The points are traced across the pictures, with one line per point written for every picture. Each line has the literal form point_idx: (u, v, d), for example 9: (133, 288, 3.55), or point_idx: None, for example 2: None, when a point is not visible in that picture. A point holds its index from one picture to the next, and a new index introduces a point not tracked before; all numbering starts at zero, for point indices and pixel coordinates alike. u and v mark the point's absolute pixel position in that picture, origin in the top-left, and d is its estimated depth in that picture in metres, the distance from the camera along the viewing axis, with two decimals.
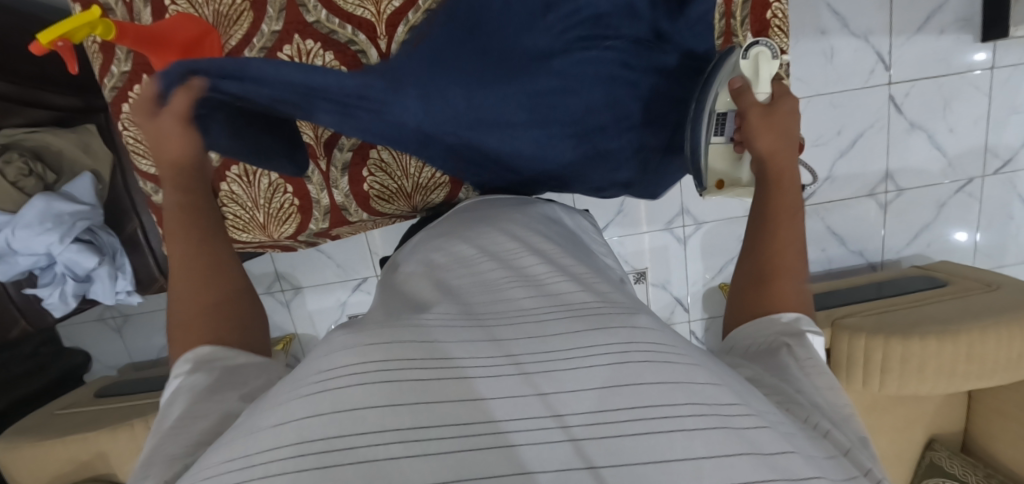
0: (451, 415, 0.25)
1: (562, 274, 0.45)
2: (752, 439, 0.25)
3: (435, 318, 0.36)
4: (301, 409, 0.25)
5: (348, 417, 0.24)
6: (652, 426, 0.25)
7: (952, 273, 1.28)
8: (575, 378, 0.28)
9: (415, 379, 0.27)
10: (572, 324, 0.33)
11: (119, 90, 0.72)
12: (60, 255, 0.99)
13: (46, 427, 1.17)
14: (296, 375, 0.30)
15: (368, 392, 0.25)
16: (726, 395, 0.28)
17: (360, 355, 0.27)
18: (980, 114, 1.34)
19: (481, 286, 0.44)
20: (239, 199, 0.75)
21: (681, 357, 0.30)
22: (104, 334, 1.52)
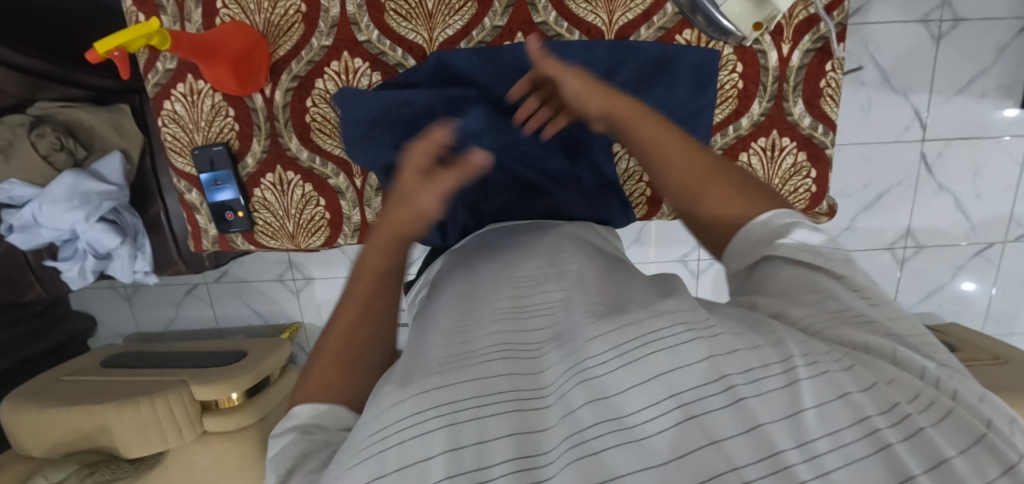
0: (508, 447, 0.30)
1: (570, 278, 0.47)
2: (813, 387, 0.28)
3: (459, 351, 0.40)
4: (383, 469, 0.30)
5: (417, 470, 0.29)
6: (716, 401, 0.28)
7: (962, 338, 1.27)
8: (614, 383, 0.31)
9: (474, 422, 0.31)
10: (612, 320, 0.35)
11: (162, 87, 0.71)
12: (85, 233, 1.00)
13: (51, 392, 1.19)
14: (361, 433, 0.34)
15: (432, 440, 0.30)
16: (771, 355, 0.31)
17: (417, 412, 0.32)
18: (1010, 183, 1.33)
19: (496, 300, 0.47)
20: (271, 206, 0.75)
21: (731, 337, 0.33)
22: (114, 301, 1.53)
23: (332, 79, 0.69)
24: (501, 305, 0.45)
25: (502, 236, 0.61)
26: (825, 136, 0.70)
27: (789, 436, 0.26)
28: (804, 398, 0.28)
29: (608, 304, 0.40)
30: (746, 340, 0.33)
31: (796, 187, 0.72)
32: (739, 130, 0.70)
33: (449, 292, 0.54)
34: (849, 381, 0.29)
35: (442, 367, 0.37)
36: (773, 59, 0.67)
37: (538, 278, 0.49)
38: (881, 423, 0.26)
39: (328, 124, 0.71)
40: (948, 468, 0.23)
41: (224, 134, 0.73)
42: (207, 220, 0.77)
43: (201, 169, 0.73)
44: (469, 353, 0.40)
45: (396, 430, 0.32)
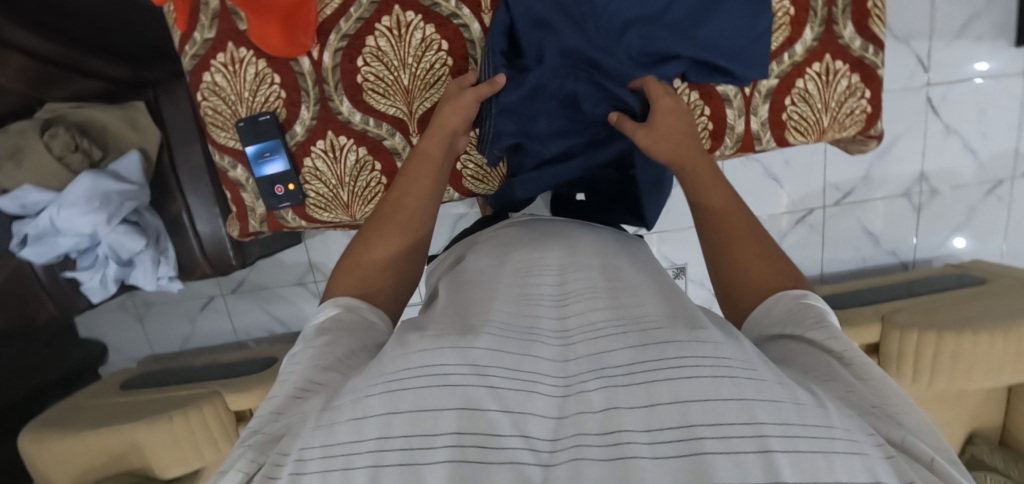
0: (516, 420, 0.34)
1: (607, 285, 0.51)
2: (846, 467, 0.29)
3: (501, 328, 0.44)
4: (398, 407, 0.35)
5: (429, 419, 0.34)
6: (731, 442, 0.30)
7: (989, 272, 1.29)
8: (635, 398, 0.34)
9: (493, 392, 0.36)
10: (668, 337, 0.39)
11: (201, 58, 0.68)
12: (106, 237, 0.94)
13: (70, 419, 1.11)
14: (383, 367, 0.39)
15: (447, 396, 0.35)
16: (811, 415, 0.32)
17: (450, 368, 0.37)
18: (1012, 120, 1.38)
19: (543, 304, 0.50)
20: (322, 176, 0.73)
21: (782, 392, 0.34)
22: (124, 323, 1.46)
23: (383, 35, 0.66)
24: (548, 300, 0.50)
25: (525, 240, 0.64)
26: (876, 56, 0.71)
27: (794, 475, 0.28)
28: (835, 470, 0.29)
29: (659, 320, 0.43)
30: (788, 393, 0.35)
31: (854, 109, 0.72)
32: (794, 56, 0.70)
33: (471, 284, 0.57)
34: (884, 472, 0.30)
35: (487, 333, 0.42)
36: None
37: (580, 288, 0.51)
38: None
39: (381, 83, 0.68)
40: None
41: (270, 104, 0.70)
42: (253, 197, 0.74)
43: (247, 142, 0.70)
44: (509, 331, 0.44)
45: (417, 376, 0.37)
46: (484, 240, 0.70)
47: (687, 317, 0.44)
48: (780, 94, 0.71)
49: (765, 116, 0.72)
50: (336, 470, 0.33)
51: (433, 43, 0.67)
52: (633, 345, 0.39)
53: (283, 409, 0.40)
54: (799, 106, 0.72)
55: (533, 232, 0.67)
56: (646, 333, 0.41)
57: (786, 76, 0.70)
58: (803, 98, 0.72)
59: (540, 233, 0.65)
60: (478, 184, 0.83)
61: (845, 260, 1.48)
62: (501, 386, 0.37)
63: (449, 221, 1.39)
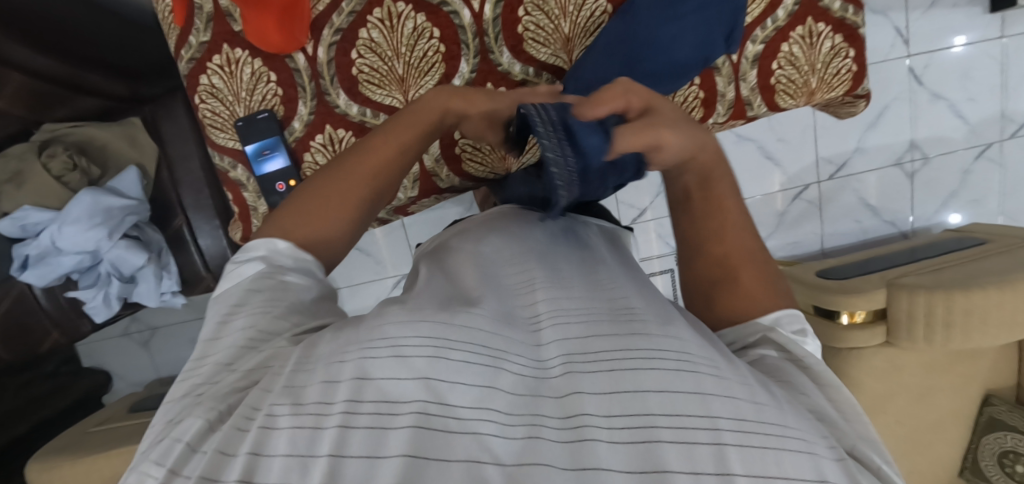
0: (472, 398, 0.31)
1: (579, 273, 0.48)
2: (795, 466, 0.29)
3: (486, 310, 0.38)
4: (367, 374, 0.32)
5: (390, 393, 0.32)
6: (681, 428, 0.30)
7: (990, 232, 1.29)
8: (598, 386, 0.32)
9: (461, 366, 0.32)
10: (656, 327, 0.36)
11: (197, 61, 0.69)
12: (109, 253, 0.94)
13: (79, 445, 1.09)
14: (358, 332, 0.36)
15: (406, 367, 0.32)
16: (769, 415, 0.32)
17: (419, 338, 0.33)
18: (995, 83, 1.40)
19: (514, 288, 0.44)
20: (322, 170, 0.74)
21: (743, 393, 0.33)
22: (127, 350, 1.44)
23: (376, 27, 0.67)
24: (523, 278, 0.46)
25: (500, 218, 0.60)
26: (856, 16, 0.72)
27: (742, 472, 0.28)
28: (784, 467, 0.29)
29: (641, 312, 0.40)
30: (749, 392, 0.34)
31: (840, 69, 0.74)
32: (776, 22, 0.71)
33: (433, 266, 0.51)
34: (829, 472, 0.30)
35: (460, 309, 0.37)
36: None
37: (555, 271, 0.47)
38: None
39: (376, 74, 0.69)
40: None
41: (267, 102, 0.70)
42: (255, 196, 0.74)
43: (246, 141, 0.71)
44: (488, 311, 0.39)
45: (388, 348, 0.33)
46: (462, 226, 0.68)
47: (667, 311, 0.41)
48: (767, 60, 0.73)
49: (754, 82, 0.74)
50: (305, 429, 0.31)
51: (425, 31, 0.68)
52: (612, 332, 0.36)
53: (234, 362, 0.41)
54: (786, 70, 0.74)
55: (507, 213, 0.63)
56: (624, 323, 0.38)
57: (771, 41, 0.72)
58: (790, 62, 0.74)
59: (511, 213, 0.62)
60: (478, 166, 0.83)
61: (845, 232, 1.49)
62: (465, 361, 0.33)
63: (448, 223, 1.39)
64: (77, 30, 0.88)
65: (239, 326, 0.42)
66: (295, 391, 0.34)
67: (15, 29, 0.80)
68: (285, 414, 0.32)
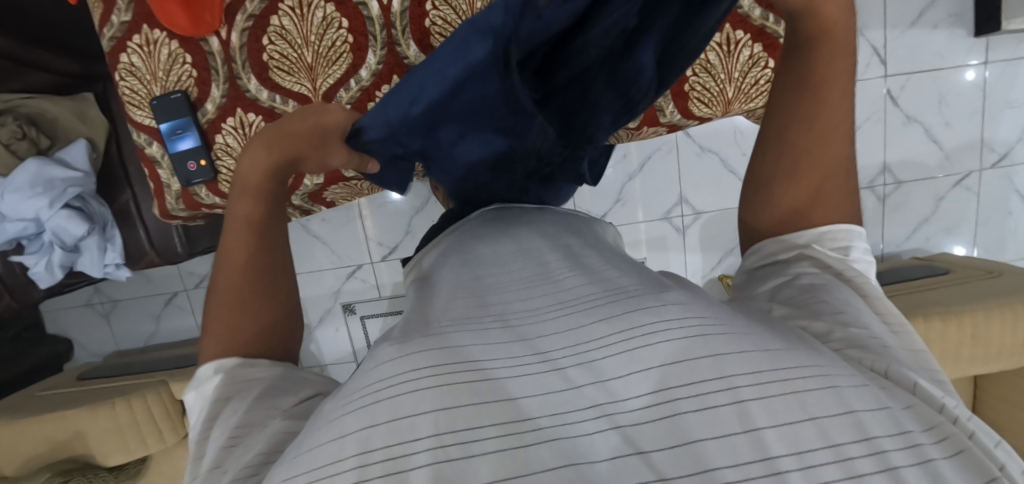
0: (493, 414, 0.30)
1: (570, 265, 0.51)
2: (816, 402, 0.29)
3: (469, 326, 0.40)
4: (372, 421, 0.30)
5: (404, 424, 0.30)
6: (702, 392, 0.30)
7: (954, 262, 1.25)
8: (614, 367, 0.33)
9: (466, 386, 0.32)
10: (636, 302, 0.38)
11: (118, 40, 0.71)
12: (49, 221, 0.96)
13: (23, 406, 1.13)
14: (353, 389, 0.36)
15: (419, 398, 0.31)
16: (782, 360, 0.32)
17: (411, 370, 0.33)
18: (975, 109, 1.36)
19: (500, 290, 0.48)
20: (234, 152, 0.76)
21: (731, 330, 0.35)
22: (89, 320, 1.49)
23: (286, 15, 0.68)
24: (517, 285, 0.48)
25: (484, 223, 0.64)
26: (777, 24, 0.68)
27: (766, 420, 0.28)
28: (808, 408, 0.29)
29: (629, 286, 0.43)
30: (757, 342, 0.34)
31: (756, 80, 0.73)
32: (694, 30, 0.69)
33: (427, 285, 0.57)
34: (855, 400, 0.30)
35: (446, 330, 0.39)
36: None
37: (547, 268, 0.51)
38: (850, 443, 0.27)
39: (286, 62, 0.71)
40: (931, 467, 0.27)
41: (182, 83, 0.72)
42: (169, 174, 0.76)
43: (159, 119, 0.72)
44: (477, 323, 0.41)
45: (386, 388, 0.33)
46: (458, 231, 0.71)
47: (644, 284, 0.44)
48: None
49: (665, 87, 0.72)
50: None
51: (335, 22, 0.69)
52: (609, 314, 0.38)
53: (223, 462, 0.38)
54: (701, 77, 0.72)
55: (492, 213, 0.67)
56: (620, 300, 0.40)
57: None
58: (706, 69, 0.72)
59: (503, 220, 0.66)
60: None
61: None
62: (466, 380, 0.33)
63: (407, 215, 1.39)
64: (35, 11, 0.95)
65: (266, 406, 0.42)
66: (303, 457, 0.31)
67: None
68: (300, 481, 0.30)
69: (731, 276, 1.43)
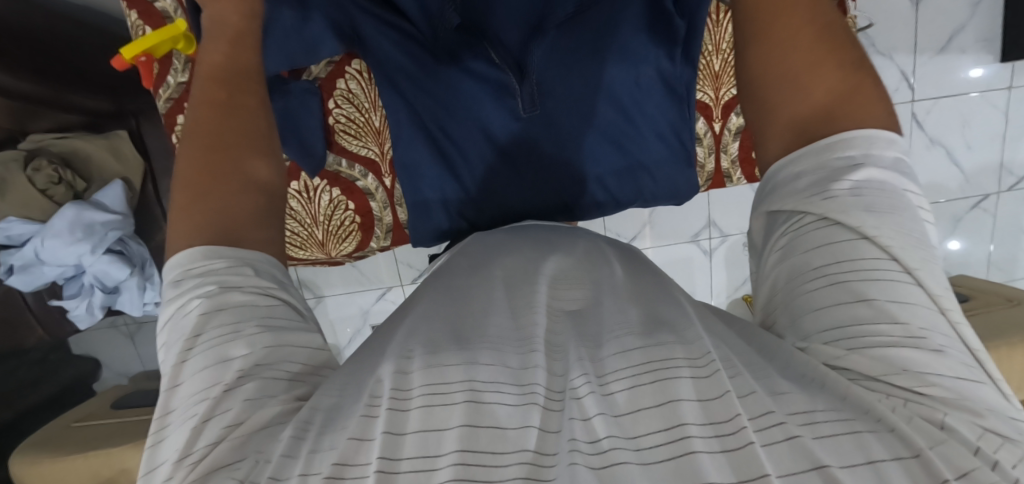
0: (516, 450, 0.32)
1: (606, 283, 0.53)
2: (829, 448, 0.28)
3: (500, 337, 0.42)
4: (399, 428, 0.33)
5: (433, 436, 0.33)
6: (711, 428, 0.31)
7: (974, 287, 1.29)
8: (629, 400, 0.34)
9: (489, 409, 0.34)
10: (672, 335, 0.40)
11: (175, 101, 0.70)
12: (91, 267, 0.95)
13: (64, 440, 1.14)
14: (372, 392, 0.37)
15: (449, 412, 0.34)
16: (818, 397, 0.33)
17: (441, 382, 0.36)
18: (997, 132, 1.38)
19: (524, 288, 0.49)
20: (296, 214, 0.77)
21: (763, 368, 0.37)
22: (115, 341, 1.50)
23: (354, 78, 0.72)
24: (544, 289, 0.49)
25: (514, 232, 0.65)
26: None
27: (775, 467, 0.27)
28: (828, 439, 0.29)
29: (665, 316, 0.44)
30: (794, 381, 0.35)
31: None
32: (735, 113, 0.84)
33: (448, 281, 0.56)
34: (882, 447, 0.28)
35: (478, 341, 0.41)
36: None
37: (571, 282, 0.53)
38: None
39: (352, 125, 0.74)
40: None
41: None
42: None
43: None
44: (505, 338, 0.42)
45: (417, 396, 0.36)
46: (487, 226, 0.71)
47: (686, 311, 0.46)
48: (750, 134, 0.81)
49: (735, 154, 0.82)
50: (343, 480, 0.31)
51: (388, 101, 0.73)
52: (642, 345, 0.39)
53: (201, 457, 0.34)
54: None
55: (528, 227, 0.67)
56: (657, 330, 0.41)
57: None
58: None
59: (537, 227, 0.67)
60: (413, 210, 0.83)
61: None
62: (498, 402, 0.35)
63: None
64: (76, 52, 0.90)
65: (236, 304, 0.40)
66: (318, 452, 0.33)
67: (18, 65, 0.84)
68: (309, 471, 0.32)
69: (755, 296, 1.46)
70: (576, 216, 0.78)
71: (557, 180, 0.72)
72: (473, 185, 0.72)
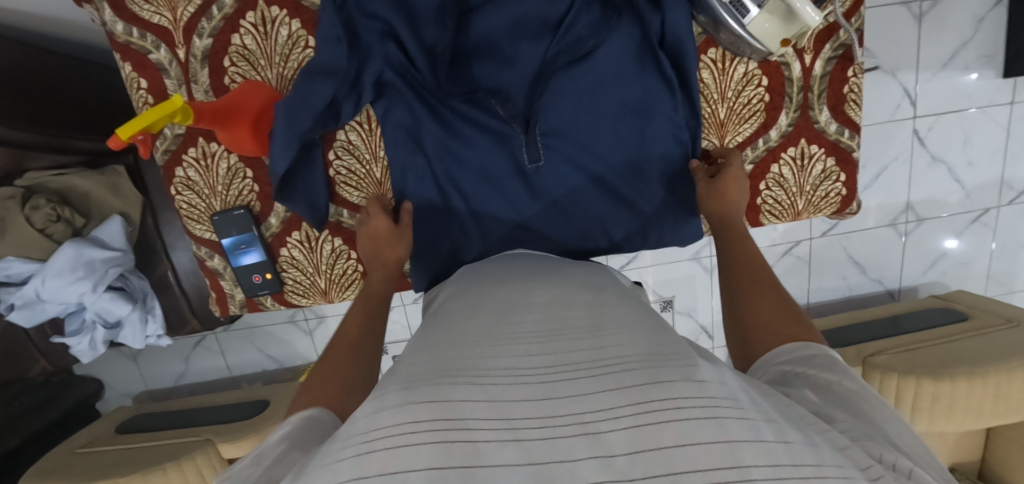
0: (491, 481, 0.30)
1: (596, 319, 0.54)
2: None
3: (485, 377, 0.43)
4: (365, 471, 0.32)
5: (399, 475, 0.31)
6: (704, 473, 0.30)
7: (973, 305, 1.29)
8: (618, 439, 0.33)
9: (466, 446, 0.33)
10: (657, 373, 0.41)
11: (172, 153, 0.68)
12: (93, 304, 0.95)
13: (71, 469, 1.15)
14: (353, 431, 0.37)
15: (419, 451, 0.33)
16: (804, 452, 0.32)
17: (421, 422, 0.36)
18: (998, 148, 1.38)
19: (515, 339, 0.51)
20: (298, 263, 0.74)
21: (748, 413, 0.36)
22: (118, 362, 1.51)
23: (355, 130, 0.71)
24: (534, 333, 0.52)
25: (502, 275, 0.66)
26: (850, 140, 0.79)
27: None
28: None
29: (652, 355, 0.45)
30: (779, 433, 0.35)
31: (828, 192, 0.81)
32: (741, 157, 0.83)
33: (442, 328, 0.58)
34: None
35: (464, 379, 0.42)
36: (796, 73, 0.76)
37: (561, 320, 0.55)
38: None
39: (353, 176, 0.72)
40: None
41: (243, 197, 0.70)
42: (232, 285, 0.74)
43: (222, 234, 0.71)
44: (488, 376, 0.43)
45: (388, 436, 0.35)
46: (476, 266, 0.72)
47: (674, 352, 0.46)
48: (755, 180, 0.81)
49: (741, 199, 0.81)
50: None
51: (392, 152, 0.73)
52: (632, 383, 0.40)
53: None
54: (774, 190, 0.81)
55: (514, 265, 0.69)
56: (646, 370, 0.42)
57: (761, 162, 0.80)
58: (778, 182, 0.81)
59: (525, 267, 0.68)
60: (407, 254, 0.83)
61: (833, 288, 1.49)
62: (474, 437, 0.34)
63: None
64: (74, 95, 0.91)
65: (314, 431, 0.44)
66: None
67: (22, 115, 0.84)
68: None
69: None
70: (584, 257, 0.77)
71: (555, 224, 0.74)
72: (470, 229, 0.74)
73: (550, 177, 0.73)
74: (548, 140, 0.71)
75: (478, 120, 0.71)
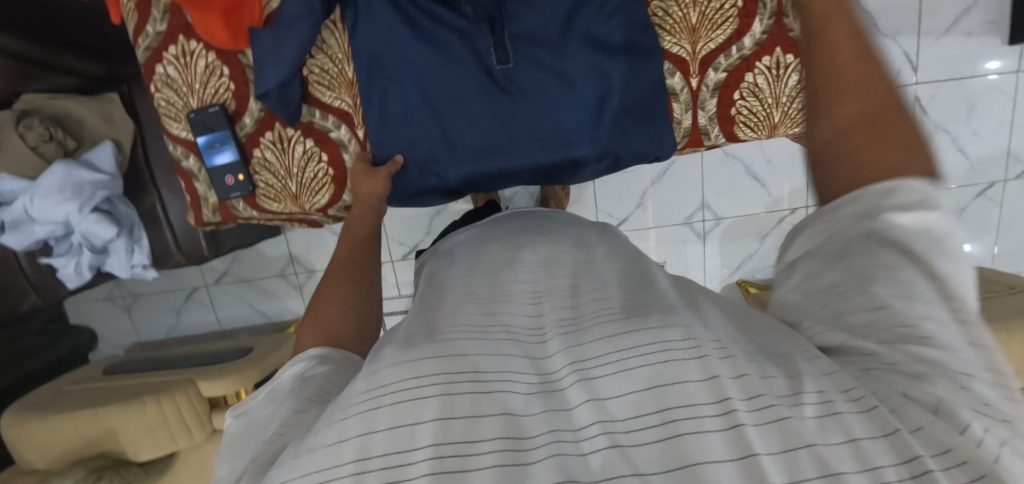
0: (493, 432, 0.34)
1: (582, 275, 0.60)
2: (814, 431, 0.30)
3: (476, 329, 0.48)
4: (372, 427, 0.35)
5: (407, 433, 0.35)
6: (701, 423, 0.32)
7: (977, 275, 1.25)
8: (612, 387, 0.37)
9: (465, 398, 0.37)
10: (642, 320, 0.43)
11: (154, 50, 0.72)
12: (79, 225, 0.97)
13: (53, 402, 1.15)
14: (355, 389, 0.40)
15: (424, 406, 0.36)
16: (782, 385, 0.35)
17: (417, 378, 0.38)
18: (1005, 119, 1.34)
19: (509, 297, 0.56)
20: (271, 166, 0.79)
21: (734, 351, 0.39)
22: (113, 313, 1.53)
23: (328, 29, 0.72)
24: (524, 290, 0.57)
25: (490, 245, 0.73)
26: None
27: (761, 446, 0.30)
28: (807, 434, 0.30)
29: (630, 305, 0.49)
30: (761, 369, 0.37)
31: (805, 105, 0.77)
32: (714, 67, 0.75)
33: (437, 291, 0.63)
34: (859, 426, 0.30)
35: (458, 337, 0.45)
36: None
37: (550, 277, 0.60)
38: (850, 471, 0.27)
39: (326, 76, 0.74)
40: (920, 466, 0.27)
41: (219, 95, 0.74)
42: (206, 187, 0.80)
43: (197, 133, 0.75)
44: (482, 329, 0.48)
45: (394, 392, 0.38)
46: (471, 241, 0.79)
47: (650, 300, 0.50)
48: (728, 89, 0.76)
49: (713, 111, 0.78)
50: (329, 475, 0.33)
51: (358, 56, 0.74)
52: (618, 330, 0.42)
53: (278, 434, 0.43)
54: (748, 100, 0.77)
55: (499, 239, 0.75)
56: (627, 320, 0.44)
57: (734, 71, 0.75)
58: (753, 93, 0.77)
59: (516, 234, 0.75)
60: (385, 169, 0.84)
61: None
62: (466, 393, 0.37)
63: (427, 214, 1.38)
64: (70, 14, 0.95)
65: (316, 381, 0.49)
66: (308, 454, 0.36)
67: (17, 23, 0.89)
68: (302, 470, 0.35)
69: (750, 281, 1.44)
70: (553, 181, 0.83)
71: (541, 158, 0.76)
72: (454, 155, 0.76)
73: (526, 82, 0.73)
74: (516, 43, 0.71)
75: (448, 20, 0.70)
